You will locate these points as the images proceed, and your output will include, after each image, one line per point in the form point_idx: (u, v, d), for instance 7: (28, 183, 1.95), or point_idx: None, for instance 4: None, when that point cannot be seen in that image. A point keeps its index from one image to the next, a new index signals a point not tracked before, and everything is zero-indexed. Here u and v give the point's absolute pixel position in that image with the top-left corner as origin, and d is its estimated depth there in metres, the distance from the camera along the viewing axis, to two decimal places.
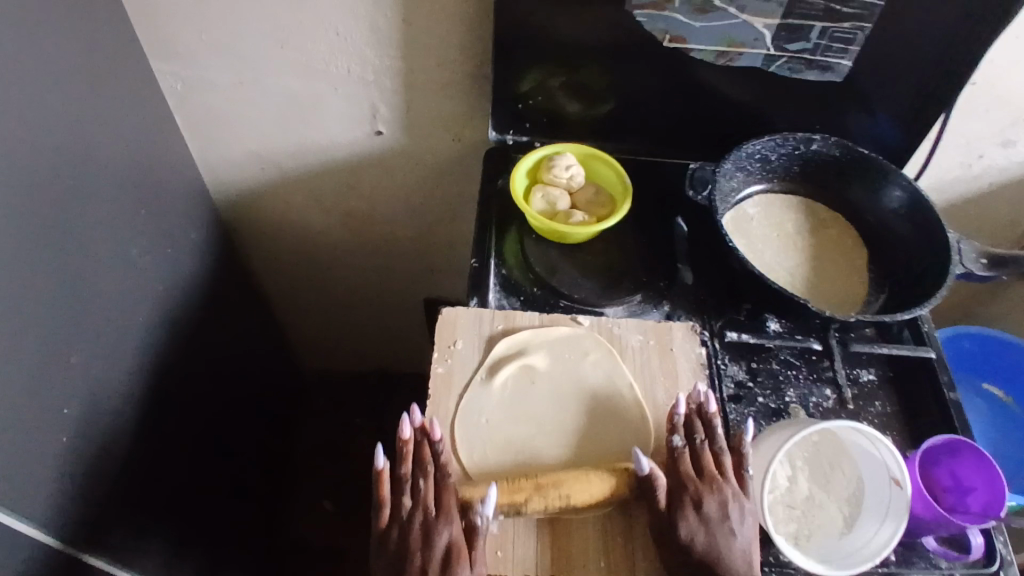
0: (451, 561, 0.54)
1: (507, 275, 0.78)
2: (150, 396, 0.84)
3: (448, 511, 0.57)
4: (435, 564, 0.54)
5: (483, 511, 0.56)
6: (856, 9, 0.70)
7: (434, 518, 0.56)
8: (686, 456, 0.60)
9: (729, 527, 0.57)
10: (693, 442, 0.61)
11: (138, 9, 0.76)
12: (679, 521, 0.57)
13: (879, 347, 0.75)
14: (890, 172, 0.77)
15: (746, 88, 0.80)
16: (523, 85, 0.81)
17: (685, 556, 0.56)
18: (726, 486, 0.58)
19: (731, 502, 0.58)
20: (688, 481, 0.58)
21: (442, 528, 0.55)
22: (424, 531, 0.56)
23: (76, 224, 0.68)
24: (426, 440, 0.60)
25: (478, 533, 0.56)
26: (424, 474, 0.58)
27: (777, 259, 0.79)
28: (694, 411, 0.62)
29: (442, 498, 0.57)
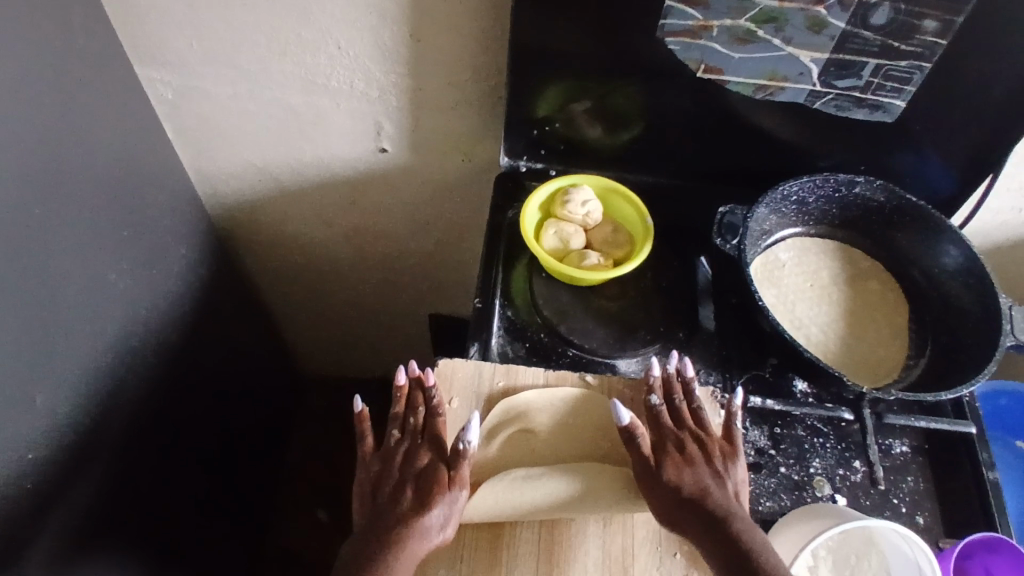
0: (428, 482, 0.55)
1: (512, 317, 0.72)
2: (131, 423, 0.79)
3: (432, 439, 0.57)
4: (412, 485, 0.55)
5: (465, 438, 0.55)
6: (917, 47, 0.63)
7: (418, 445, 0.57)
8: (664, 413, 0.60)
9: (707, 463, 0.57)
10: (672, 403, 0.61)
11: (125, 12, 0.69)
12: (665, 468, 0.56)
13: (918, 421, 0.67)
14: (942, 226, 0.70)
15: (786, 124, 0.73)
16: (541, 109, 0.74)
17: (672, 496, 0.55)
18: (709, 439, 0.59)
19: (714, 451, 0.58)
20: (667, 431, 0.59)
21: (422, 454, 0.56)
22: (406, 459, 0.57)
23: (50, 252, 0.63)
24: (419, 386, 0.60)
25: (462, 457, 0.55)
26: (414, 412, 0.59)
27: (808, 313, 0.72)
28: (671, 375, 0.62)
29: (429, 431, 0.58)
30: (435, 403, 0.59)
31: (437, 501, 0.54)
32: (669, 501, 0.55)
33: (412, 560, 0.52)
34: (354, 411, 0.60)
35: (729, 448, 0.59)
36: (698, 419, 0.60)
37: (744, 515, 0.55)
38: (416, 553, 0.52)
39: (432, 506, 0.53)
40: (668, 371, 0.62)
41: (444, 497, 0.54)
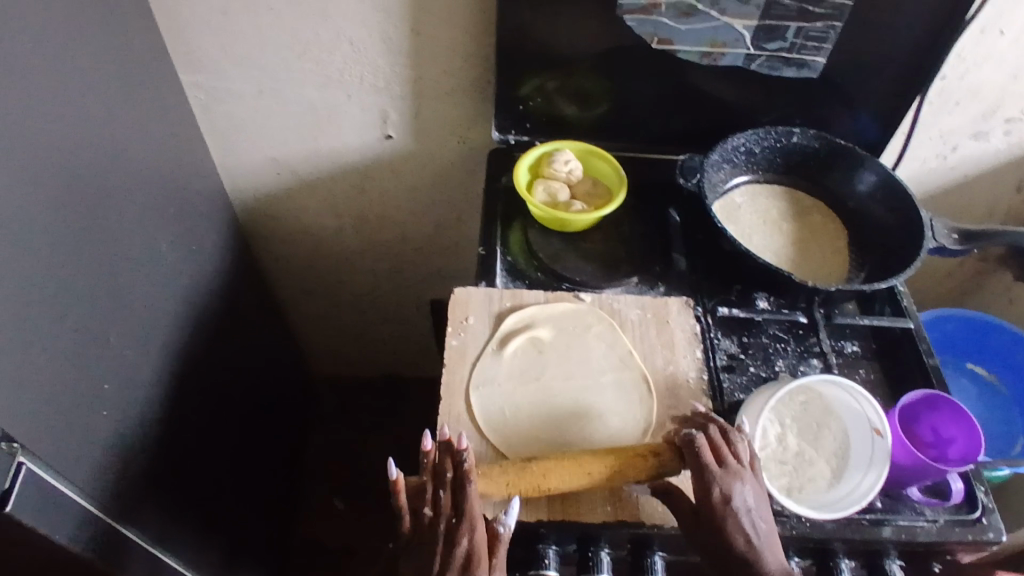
0: (471, 572, 0.56)
1: (512, 262, 0.83)
2: (176, 385, 0.88)
3: (468, 518, 0.57)
4: (456, 572, 0.56)
5: (504, 521, 0.58)
6: (827, 9, 0.77)
7: (454, 528, 0.57)
8: (703, 450, 0.59)
9: (746, 520, 0.58)
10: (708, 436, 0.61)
11: (168, 22, 0.82)
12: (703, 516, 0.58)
13: (861, 320, 0.79)
14: (865, 159, 0.84)
15: (732, 87, 0.86)
16: (523, 88, 0.87)
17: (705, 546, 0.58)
18: (743, 478, 0.59)
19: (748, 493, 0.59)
20: (706, 482, 0.58)
21: (463, 537, 0.57)
22: (445, 540, 0.57)
23: (112, 215, 0.73)
24: (447, 451, 0.59)
25: (499, 540, 0.58)
26: (445, 484, 0.58)
27: (764, 242, 0.84)
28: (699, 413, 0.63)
29: (463, 508, 0.58)
30: (464, 466, 0.58)
31: None
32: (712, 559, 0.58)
33: None
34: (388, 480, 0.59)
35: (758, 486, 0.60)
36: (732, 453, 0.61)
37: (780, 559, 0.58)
38: None
39: None
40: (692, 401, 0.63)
41: None
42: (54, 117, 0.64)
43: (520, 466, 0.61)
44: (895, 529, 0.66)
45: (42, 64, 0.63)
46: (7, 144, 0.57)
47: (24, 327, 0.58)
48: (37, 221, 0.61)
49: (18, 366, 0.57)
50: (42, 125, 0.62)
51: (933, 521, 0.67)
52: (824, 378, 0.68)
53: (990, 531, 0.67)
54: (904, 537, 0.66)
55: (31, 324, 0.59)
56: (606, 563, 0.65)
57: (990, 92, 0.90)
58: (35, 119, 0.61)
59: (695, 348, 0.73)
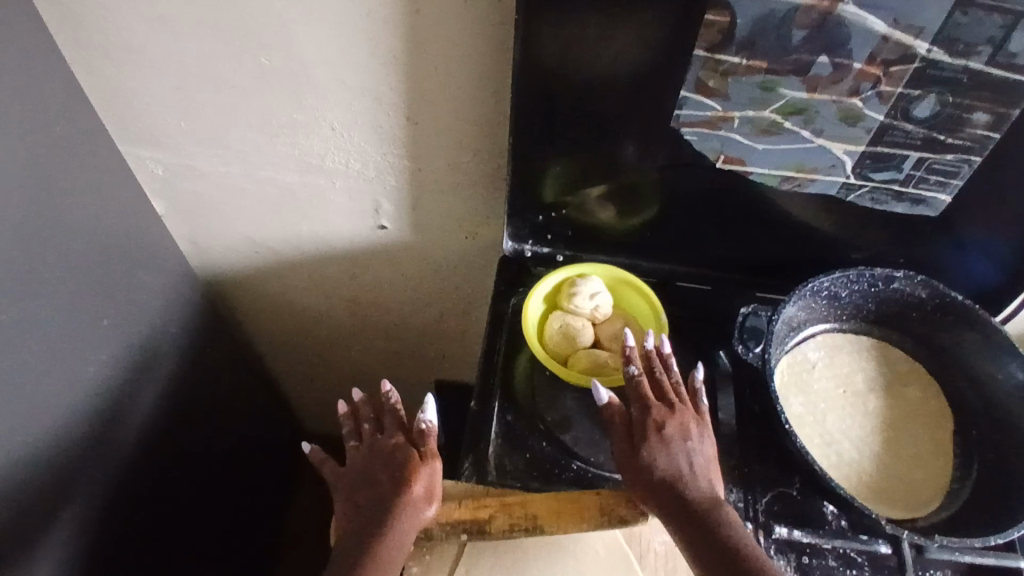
0: (402, 473, 0.57)
1: (512, 420, 0.66)
2: (112, 519, 0.75)
3: (392, 428, 0.60)
4: (388, 475, 0.57)
5: (423, 418, 0.59)
6: (965, 141, 0.56)
7: (380, 438, 0.60)
8: (645, 383, 0.59)
9: (684, 447, 0.57)
10: (653, 376, 0.60)
11: (112, 92, 0.67)
12: (644, 442, 0.56)
13: (963, 557, 0.59)
14: (996, 333, 0.61)
15: (819, 218, 0.66)
16: (546, 195, 0.69)
17: (648, 476, 0.55)
18: (684, 411, 0.58)
19: (690, 425, 0.58)
20: (645, 406, 0.58)
21: (388, 442, 0.59)
22: (372, 451, 0.59)
23: (27, 359, 0.59)
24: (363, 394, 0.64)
25: (425, 436, 0.59)
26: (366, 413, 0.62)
27: (841, 425, 0.65)
28: (653, 350, 0.61)
29: (385, 423, 0.61)
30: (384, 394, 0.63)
31: (414, 483, 0.56)
32: (649, 485, 0.55)
33: (402, 547, 0.54)
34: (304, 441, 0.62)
35: (700, 420, 0.59)
36: (676, 393, 0.60)
37: (712, 488, 0.56)
38: (402, 537, 0.54)
39: (412, 483, 0.56)
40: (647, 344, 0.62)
41: (419, 478, 0.57)
42: None
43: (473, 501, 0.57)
44: None
45: None
46: None
47: None
48: None
49: None
50: None
51: None
52: None
53: None
54: None
55: None
56: None
57: None
58: None
59: None
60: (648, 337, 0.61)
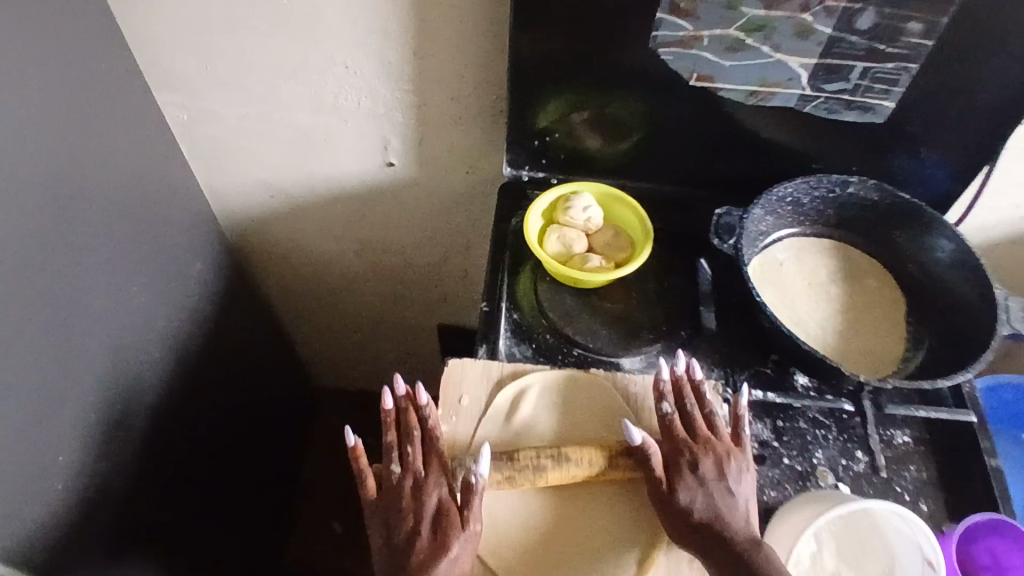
0: (443, 528, 0.57)
1: (519, 320, 0.74)
2: (149, 437, 0.82)
3: (437, 474, 0.59)
4: (429, 526, 0.57)
5: (477, 472, 0.58)
6: (902, 49, 0.65)
7: (423, 480, 0.59)
8: (677, 421, 0.63)
9: (720, 489, 0.60)
10: (683, 407, 0.64)
11: (142, 39, 0.73)
12: (677, 482, 0.60)
13: (916, 411, 0.70)
14: (936, 223, 0.72)
15: (784, 131, 0.75)
16: (541, 121, 0.77)
17: (686, 518, 0.58)
18: (718, 447, 0.62)
19: (725, 461, 0.61)
20: (682, 445, 0.61)
21: (431, 491, 0.59)
22: (414, 494, 0.59)
23: (71, 269, 0.65)
24: (408, 406, 0.62)
25: (474, 491, 0.58)
26: (412, 440, 0.61)
27: (808, 311, 0.74)
28: (683, 377, 0.65)
29: (429, 462, 0.60)
30: (428, 423, 0.62)
31: (452, 542, 0.56)
32: (683, 527, 0.58)
33: None
34: (348, 446, 0.61)
35: (739, 458, 0.62)
36: (709, 425, 0.63)
37: (749, 531, 0.58)
38: None
39: (451, 542, 0.56)
40: (677, 373, 0.65)
41: (458, 538, 0.57)
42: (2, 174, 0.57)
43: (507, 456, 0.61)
44: None
45: None
46: None
47: None
48: None
49: None
50: None
51: None
52: (882, 503, 0.59)
53: None
54: None
55: None
56: None
57: None
58: None
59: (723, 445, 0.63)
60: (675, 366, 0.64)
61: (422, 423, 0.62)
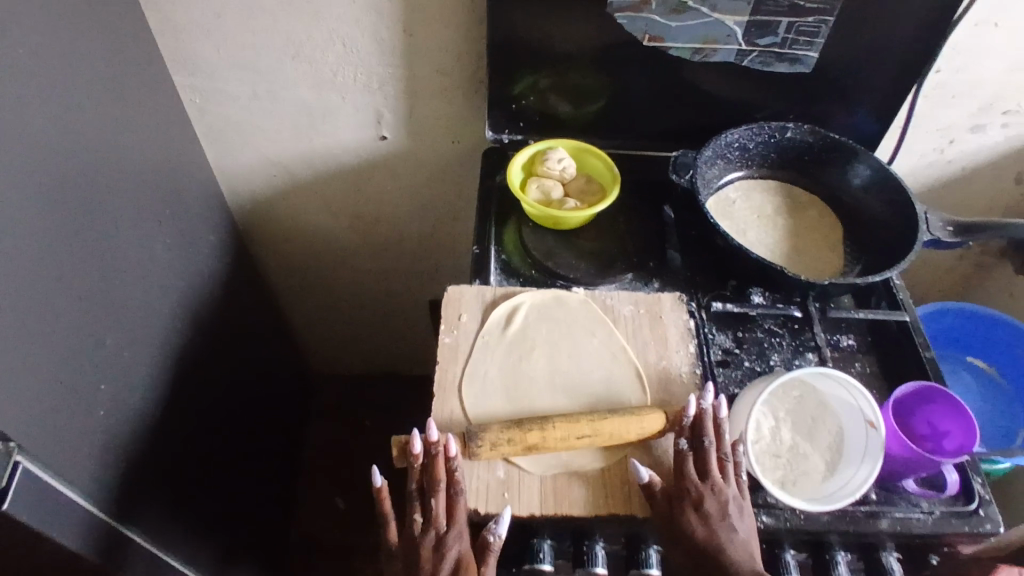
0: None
1: (506, 260, 0.83)
2: (180, 387, 0.89)
3: (459, 529, 0.61)
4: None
5: (495, 531, 0.60)
6: (820, 4, 0.77)
7: (444, 532, 0.61)
8: (690, 460, 0.63)
9: (723, 529, 0.60)
10: (701, 445, 0.64)
11: (163, 25, 0.83)
12: (681, 519, 0.60)
13: (857, 313, 0.80)
14: (859, 153, 0.84)
15: (727, 84, 0.87)
16: (517, 87, 0.88)
17: (687, 553, 0.60)
18: (726, 491, 0.62)
19: (730, 504, 0.61)
20: (692, 487, 0.62)
21: (452, 546, 0.60)
22: (435, 548, 0.61)
23: (116, 217, 0.74)
24: (437, 455, 0.61)
25: (489, 547, 0.61)
26: (435, 493, 0.61)
27: (759, 237, 0.84)
28: (707, 414, 0.64)
29: (452, 515, 0.61)
30: (452, 478, 0.61)
31: None
32: (682, 561, 0.61)
33: None
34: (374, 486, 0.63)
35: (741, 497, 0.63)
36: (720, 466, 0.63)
37: (752, 563, 0.60)
38: None
39: None
40: (701, 407, 0.64)
41: None
42: (67, 124, 0.66)
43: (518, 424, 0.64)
44: (890, 521, 0.65)
45: (52, 71, 0.64)
46: (24, 152, 0.59)
47: (20, 332, 0.58)
48: (48, 226, 0.62)
49: (31, 366, 0.59)
50: (58, 132, 0.64)
51: (928, 513, 0.66)
52: (815, 370, 0.68)
53: (987, 523, 0.65)
54: (900, 529, 0.65)
55: (30, 328, 0.59)
56: (600, 558, 0.65)
57: (983, 86, 0.91)
58: (48, 127, 0.63)
59: (687, 343, 0.73)
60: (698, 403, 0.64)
61: (446, 474, 0.61)
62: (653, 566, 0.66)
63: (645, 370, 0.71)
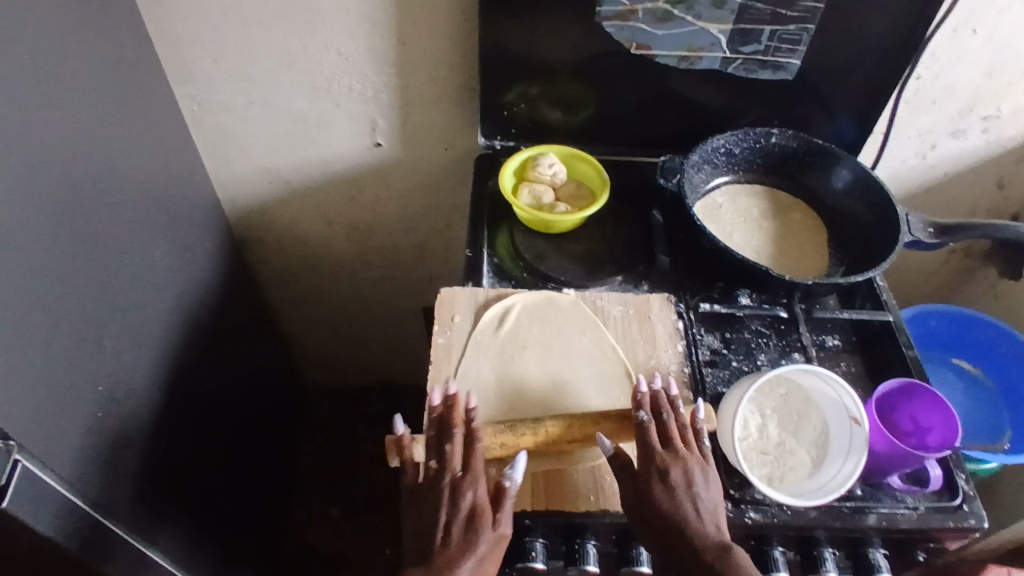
0: (471, 524, 0.57)
1: (498, 263, 0.85)
2: (175, 391, 0.90)
3: (476, 473, 0.60)
4: (461, 522, 0.58)
5: (510, 475, 0.60)
6: (800, 12, 0.80)
7: (461, 477, 0.60)
8: (652, 429, 0.62)
9: (688, 498, 0.59)
10: (660, 417, 0.63)
11: (161, 35, 0.85)
12: (648, 491, 0.60)
13: (841, 314, 0.81)
14: (841, 157, 0.86)
15: (712, 91, 0.89)
16: (508, 95, 0.90)
17: (657, 522, 0.59)
18: (690, 457, 0.61)
19: (694, 470, 0.61)
20: (654, 455, 0.61)
21: (467, 489, 0.59)
22: (450, 493, 0.59)
23: (114, 222, 0.76)
24: (454, 405, 0.63)
25: (505, 493, 0.60)
26: (453, 437, 0.61)
27: (745, 240, 0.86)
28: (658, 392, 0.65)
29: (469, 460, 0.60)
30: (471, 423, 0.62)
31: (479, 541, 0.57)
32: (655, 530, 0.59)
33: None
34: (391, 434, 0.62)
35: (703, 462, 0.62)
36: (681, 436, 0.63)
37: (720, 537, 0.59)
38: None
39: (479, 538, 0.57)
40: (653, 388, 0.65)
41: (485, 537, 0.57)
42: (67, 130, 0.68)
43: (511, 428, 0.64)
44: (876, 516, 0.66)
45: (53, 78, 0.66)
46: (25, 156, 0.61)
47: (21, 331, 0.59)
48: (46, 228, 0.63)
49: (30, 365, 0.60)
50: (59, 138, 0.66)
51: (913, 508, 0.67)
52: (801, 368, 0.69)
53: (971, 518, 0.66)
54: (886, 524, 0.66)
55: (31, 328, 0.60)
56: (591, 555, 0.66)
57: (961, 92, 0.94)
58: (49, 133, 0.65)
59: (676, 343, 0.75)
60: (653, 379, 0.64)
61: (465, 420, 0.63)
62: (645, 563, 0.68)
63: (634, 369, 0.73)
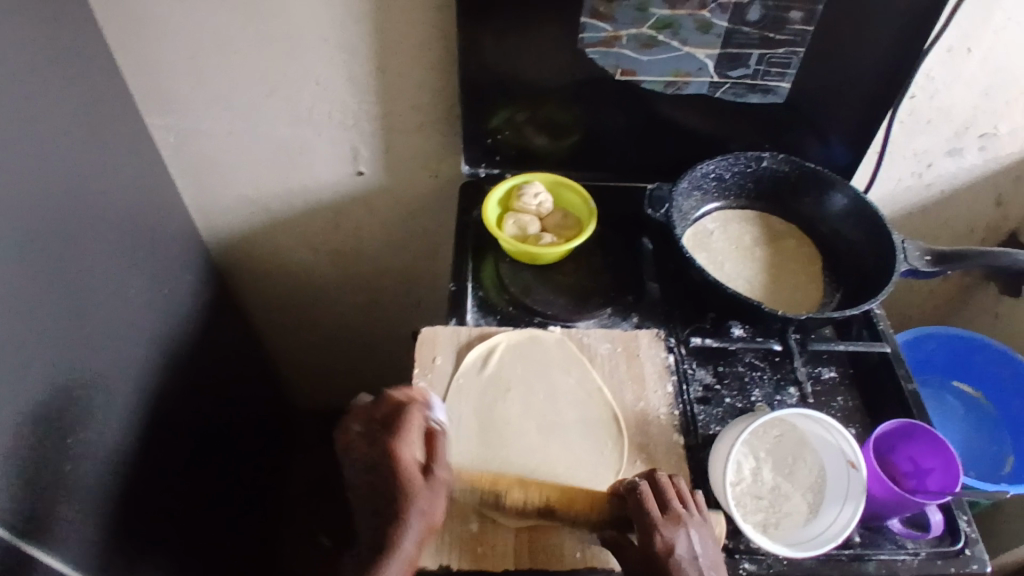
0: (398, 478, 0.56)
1: (483, 297, 0.82)
2: (153, 431, 0.87)
3: (403, 425, 0.59)
4: (391, 478, 0.57)
5: (433, 417, 0.62)
6: (790, 35, 0.77)
7: (385, 431, 0.59)
8: (648, 494, 0.58)
9: (692, 567, 0.56)
10: (656, 483, 0.60)
11: (134, 66, 0.83)
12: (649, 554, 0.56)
13: (838, 346, 0.78)
14: (834, 181, 0.84)
15: (702, 115, 0.87)
16: (492, 122, 0.87)
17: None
18: (692, 520, 0.58)
19: (694, 533, 0.57)
20: (650, 521, 0.57)
21: (397, 444, 0.58)
22: (379, 449, 0.58)
23: (86, 263, 0.73)
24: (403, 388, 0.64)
25: (433, 436, 0.60)
26: (384, 400, 0.61)
27: (736, 269, 0.84)
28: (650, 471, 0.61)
29: (396, 415, 0.60)
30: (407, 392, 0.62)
31: (414, 495, 0.56)
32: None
33: (408, 548, 0.56)
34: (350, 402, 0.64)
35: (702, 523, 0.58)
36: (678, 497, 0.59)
37: None
38: (406, 541, 0.55)
39: (411, 491, 0.56)
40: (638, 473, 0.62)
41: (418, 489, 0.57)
42: (34, 173, 0.65)
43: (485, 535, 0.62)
44: (875, 564, 0.63)
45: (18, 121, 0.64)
46: None
47: None
48: (10, 278, 0.61)
49: None
50: (25, 183, 0.64)
51: (914, 554, 0.64)
52: (796, 411, 0.66)
53: (973, 563, 0.63)
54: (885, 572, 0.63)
55: None
56: None
57: (956, 111, 0.92)
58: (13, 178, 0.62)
59: (665, 381, 0.73)
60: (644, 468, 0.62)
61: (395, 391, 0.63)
62: None
63: (623, 414, 0.70)
